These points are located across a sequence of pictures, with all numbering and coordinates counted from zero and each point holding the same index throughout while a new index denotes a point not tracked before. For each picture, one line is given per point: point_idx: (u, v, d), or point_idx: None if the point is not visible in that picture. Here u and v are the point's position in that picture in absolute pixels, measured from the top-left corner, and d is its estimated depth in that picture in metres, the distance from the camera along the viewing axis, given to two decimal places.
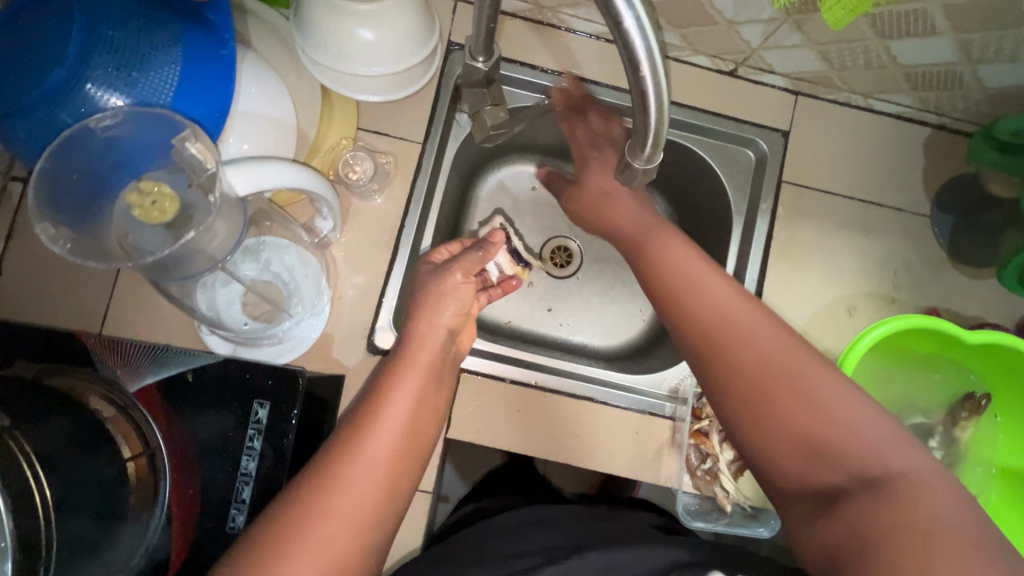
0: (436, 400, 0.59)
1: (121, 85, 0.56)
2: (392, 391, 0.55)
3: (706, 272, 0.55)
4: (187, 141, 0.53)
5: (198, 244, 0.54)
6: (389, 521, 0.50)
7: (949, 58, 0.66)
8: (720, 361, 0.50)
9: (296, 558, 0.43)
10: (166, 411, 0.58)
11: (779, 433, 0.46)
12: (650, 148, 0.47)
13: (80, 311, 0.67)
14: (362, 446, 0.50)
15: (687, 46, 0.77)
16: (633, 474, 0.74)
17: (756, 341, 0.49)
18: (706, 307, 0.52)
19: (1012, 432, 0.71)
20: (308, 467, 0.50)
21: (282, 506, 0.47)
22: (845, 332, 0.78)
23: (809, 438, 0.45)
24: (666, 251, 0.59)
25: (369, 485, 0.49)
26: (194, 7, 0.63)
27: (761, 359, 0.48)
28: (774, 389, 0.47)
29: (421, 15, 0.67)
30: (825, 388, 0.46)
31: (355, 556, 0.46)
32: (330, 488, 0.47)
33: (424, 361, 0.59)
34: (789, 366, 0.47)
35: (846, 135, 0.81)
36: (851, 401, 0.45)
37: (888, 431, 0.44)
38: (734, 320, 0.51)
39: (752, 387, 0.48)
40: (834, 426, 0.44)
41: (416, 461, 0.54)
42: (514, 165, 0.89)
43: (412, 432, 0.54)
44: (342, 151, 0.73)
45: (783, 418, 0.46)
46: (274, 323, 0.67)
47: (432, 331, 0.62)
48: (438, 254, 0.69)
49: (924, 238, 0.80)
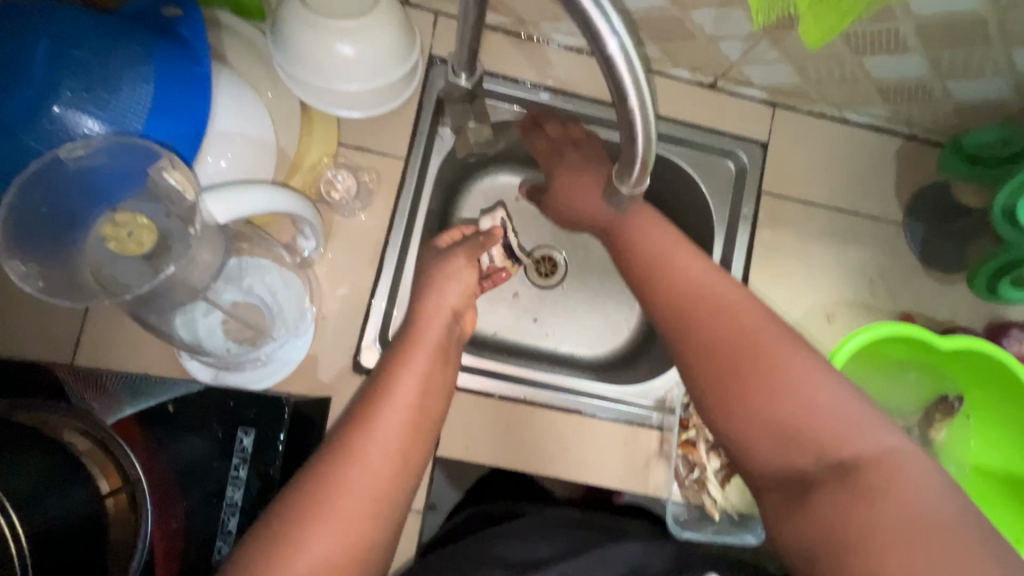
0: (444, 378, 0.60)
1: (94, 109, 0.55)
2: (401, 369, 0.56)
3: (686, 257, 0.58)
4: (164, 170, 0.53)
5: (178, 276, 0.56)
6: (404, 494, 0.51)
7: (920, 74, 0.68)
8: (695, 345, 0.52)
9: (316, 529, 0.46)
10: (146, 442, 0.56)
11: (756, 414, 0.48)
12: (637, 175, 0.47)
13: (52, 339, 0.64)
14: (373, 424, 0.52)
15: (668, 59, 0.77)
16: (622, 485, 0.74)
17: (728, 322, 0.52)
18: (686, 294, 0.55)
19: (985, 434, 0.73)
20: (324, 444, 0.52)
21: (301, 480, 0.49)
22: (825, 339, 0.79)
23: (785, 428, 0.47)
24: (650, 239, 0.60)
25: (382, 459, 0.50)
26: (168, 25, 0.61)
27: (739, 338, 0.51)
28: (745, 373, 0.49)
29: (402, 31, 0.66)
30: (798, 378, 0.48)
31: (371, 526, 0.48)
32: (345, 463, 0.49)
33: (430, 339, 0.60)
34: (761, 346, 0.50)
35: (823, 146, 0.83)
36: (834, 393, 0.47)
37: (861, 416, 0.47)
38: (711, 303, 0.53)
39: (724, 372, 0.50)
40: (810, 408, 0.47)
41: (426, 436, 0.55)
42: (498, 175, 0.88)
43: (422, 408, 0.56)
44: (323, 169, 0.72)
45: (750, 403, 0.48)
46: (257, 346, 0.66)
47: (438, 311, 0.63)
48: (441, 241, 0.70)
49: (898, 245, 0.82)
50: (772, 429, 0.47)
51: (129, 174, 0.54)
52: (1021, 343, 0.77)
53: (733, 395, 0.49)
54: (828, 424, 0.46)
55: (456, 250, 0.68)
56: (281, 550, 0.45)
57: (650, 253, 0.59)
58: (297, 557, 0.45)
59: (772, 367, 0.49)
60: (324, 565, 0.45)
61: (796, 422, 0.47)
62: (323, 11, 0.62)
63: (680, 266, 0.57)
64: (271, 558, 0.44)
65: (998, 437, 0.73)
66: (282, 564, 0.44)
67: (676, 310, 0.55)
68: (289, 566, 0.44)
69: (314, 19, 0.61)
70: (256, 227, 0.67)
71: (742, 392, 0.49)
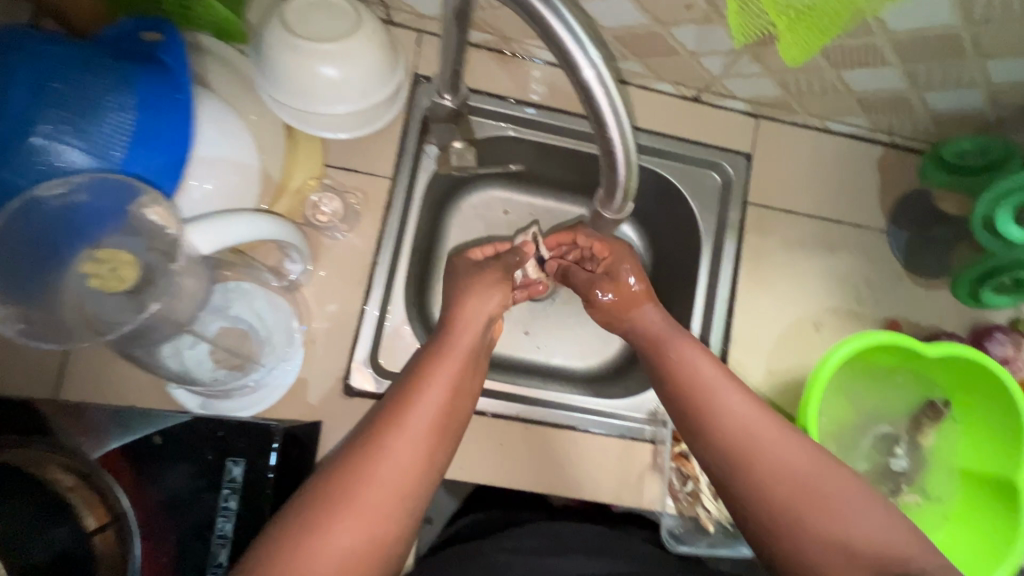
0: (473, 381, 0.59)
1: (74, 140, 0.54)
2: (434, 372, 0.55)
3: (692, 350, 0.62)
4: (146, 207, 0.52)
5: (163, 311, 0.56)
6: (426, 493, 0.51)
7: (898, 86, 0.69)
8: (749, 484, 0.53)
9: (340, 522, 0.46)
10: (134, 476, 0.55)
11: (793, 521, 0.50)
12: (619, 201, 0.50)
13: (37, 371, 0.64)
14: (402, 422, 0.51)
15: (650, 74, 0.78)
16: (617, 499, 0.74)
17: (777, 460, 0.53)
18: (733, 432, 0.55)
19: (974, 441, 0.73)
20: (352, 438, 0.52)
21: (328, 471, 0.49)
22: (814, 347, 0.80)
23: (823, 538, 0.49)
24: (692, 366, 0.60)
25: (410, 458, 0.50)
26: (151, 52, 0.61)
27: (751, 430, 0.55)
28: (800, 513, 0.50)
29: (386, 53, 0.66)
30: (829, 494, 0.51)
31: (393, 522, 0.48)
32: (374, 458, 0.49)
33: (465, 343, 0.60)
34: (813, 484, 0.51)
35: (806, 156, 0.84)
36: (868, 510, 0.50)
37: (889, 522, 0.49)
38: (761, 442, 0.54)
39: (778, 513, 0.51)
40: (846, 526, 0.49)
41: (451, 437, 0.55)
42: (486, 190, 0.87)
43: (452, 410, 0.55)
44: (308, 192, 0.72)
45: (802, 532, 0.50)
46: (244, 373, 0.65)
47: (476, 318, 0.62)
48: (472, 254, 0.72)
49: (882, 252, 0.83)
50: (826, 552, 0.49)
51: (110, 209, 0.53)
52: (1005, 346, 0.78)
53: (785, 528, 0.50)
54: (865, 532, 0.49)
55: (491, 263, 0.69)
56: (305, 538, 0.45)
57: (688, 381, 0.59)
58: (320, 548, 0.45)
59: (823, 505, 0.50)
60: (345, 558, 0.45)
61: (848, 544, 0.48)
62: (305, 34, 0.61)
63: (725, 400, 0.57)
64: (294, 548, 0.44)
65: (985, 445, 0.73)
66: (305, 554, 0.44)
67: (724, 448, 0.55)
68: (311, 556, 0.44)
69: (296, 42, 0.61)
70: (242, 254, 0.67)
71: (802, 531, 0.50)
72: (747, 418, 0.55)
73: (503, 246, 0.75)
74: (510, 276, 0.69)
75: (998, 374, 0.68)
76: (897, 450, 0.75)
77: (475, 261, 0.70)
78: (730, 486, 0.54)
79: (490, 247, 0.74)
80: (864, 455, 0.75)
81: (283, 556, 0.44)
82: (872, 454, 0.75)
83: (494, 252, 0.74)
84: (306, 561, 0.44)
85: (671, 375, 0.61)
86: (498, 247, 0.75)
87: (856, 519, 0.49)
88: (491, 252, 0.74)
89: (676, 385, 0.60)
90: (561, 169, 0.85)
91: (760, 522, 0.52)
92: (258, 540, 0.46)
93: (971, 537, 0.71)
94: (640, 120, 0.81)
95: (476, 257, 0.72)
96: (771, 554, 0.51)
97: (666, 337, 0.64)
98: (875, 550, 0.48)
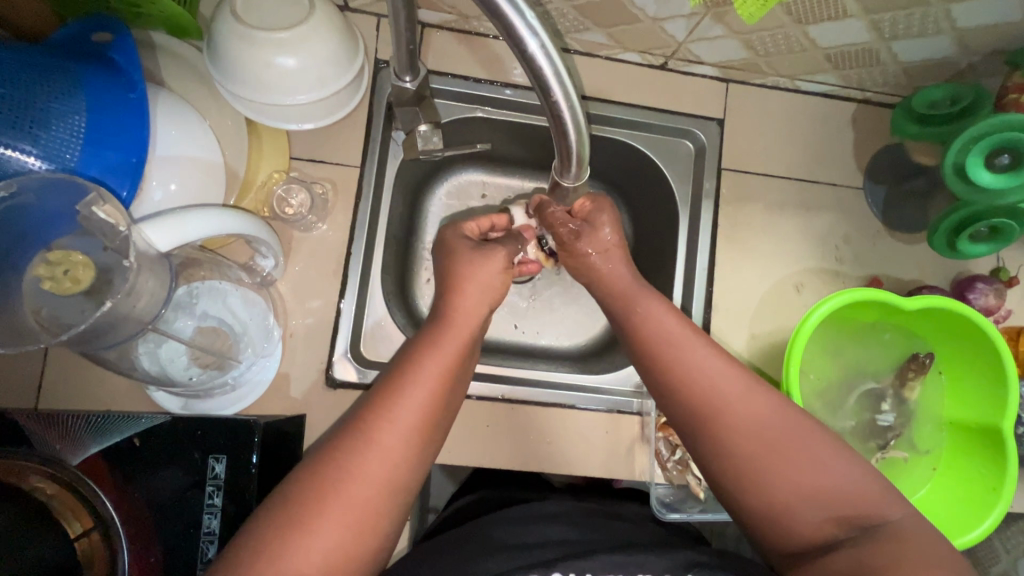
0: (464, 373, 0.59)
1: (26, 146, 0.53)
2: (427, 362, 0.54)
3: (658, 308, 0.61)
4: (93, 205, 0.51)
5: (123, 310, 0.54)
6: (415, 481, 0.51)
7: (863, 38, 0.68)
8: (719, 442, 0.53)
9: (328, 515, 0.46)
10: (116, 479, 0.56)
11: (780, 483, 0.50)
12: (576, 167, 0.50)
13: (17, 383, 0.64)
14: (395, 412, 0.50)
15: (615, 44, 0.77)
16: (607, 472, 0.75)
17: (760, 423, 0.52)
18: (721, 394, 0.54)
19: (954, 393, 0.74)
20: (342, 427, 0.51)
21: (317, 462, 0.48)
22: (795, 309, 0.80)
23: (809, 493, 0.49)
24: (662, 324, 0.60)
25: (401, 450, 0.50)
26: (100, 51, 0.61)
27: (726, 390, 0.54)
28: (777, 471, 0.50)
29: (342, 37, 0.64)
30: (810, 447, 0.51)
31: (381, 513, 0.48)
32: (364, 451, 0.48)
33: (457, 333, 0.59)
34: (794, 440, 0.51)
35: (779, 118, 0.83)
36: (853, 465, 0.50)
37: (868, 472, 0.50)
38: (730, 399, 0.54)
39: (756, 475, 0.51)
40: (831, 479, 0.50)
41: (440, 429, 0.54)
42: (460, 175, 0.87)
43: (444, 402, 0.54)
44: (274, 185, 0.71)
45: (778, 499, 0.50)
46: (223, 371, 0.65)
47: (475, 307, 0.62)
48: (467, 227, 0.70)
49: (861, 210, 0.83)
50: (807, 511, 0.49)
51: (64, 212, 0.53)
52: (987, 296, 0.77)
53: (761, 490, 0.51)
54: (849, 494, 0.49)
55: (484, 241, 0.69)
56: (293, 532, 0.44)
57: (663, 342, 0.58)
58: (310, 539, 0.44)
59: (807, 462, 0.50)
60: (333, 551, 0.45)
61: (830, 500, 0.49)
62: (258, 24, 0.59)
63: (709, 363, 0.56)
64: (282, 540, 0.44)
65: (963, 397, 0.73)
66: (293, 547, 0.44)
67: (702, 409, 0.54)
68: (301, 549, 0.44)
69: (248, 33, 0.59)
70: (210, 252, 0.66)
71: (774, 490, 0.50)
72: (727, 384, 0.54)
73: (499, 222, 0.74)
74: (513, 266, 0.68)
75: (985, 329, 0.67)
76: (883, 406, 0.75)
77: (471, 238, 0.69)
78: (703, 452, 0.54)
79: (485, 220, 0.73)
80: (850, 413, 0.75)
81: (271, 548, 0.44)
82: (857, 411, 0.75)
83: (489, 228, 0.73)
84: (294, 553, 0.44)
85: (645, 340, 0.60)
86: (494, 222, 0.74)
87: (833, 474, 0.50)
88: (487, 227, 0.73)
89: (648, 348, 0.59)
90: (532, 147, 0.84)
91: (736, 484, 0.52)
92: (246, 529, 0.45)
93: (962, 486, 0.71)
94: (609, 93, 0.81)
95: (472, 233, 0.71)
96: (750, 515, 0.52)
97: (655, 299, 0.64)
98: (855, 506, 0.49)
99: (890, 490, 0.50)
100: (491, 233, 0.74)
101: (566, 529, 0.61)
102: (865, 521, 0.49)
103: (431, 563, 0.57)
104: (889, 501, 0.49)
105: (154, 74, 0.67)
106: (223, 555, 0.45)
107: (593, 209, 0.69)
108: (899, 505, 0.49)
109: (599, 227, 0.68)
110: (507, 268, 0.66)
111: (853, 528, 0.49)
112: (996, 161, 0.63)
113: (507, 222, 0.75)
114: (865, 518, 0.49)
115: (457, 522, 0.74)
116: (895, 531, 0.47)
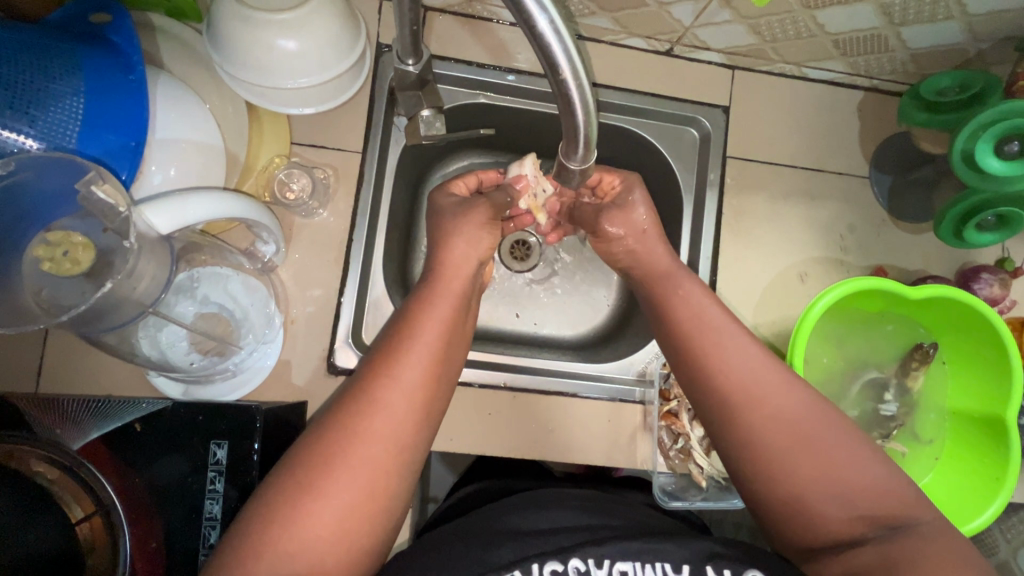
0: (464, 328, 0.59)
1: (24, 127, 0.52)
2: (424, 318, 0.55)
3: (680, 293, 0.61)
4: (93, 184, 0.50)
5: (124, 291, 0.54)
6: (424, 440, 0.52)
7: (873, 23, 0.67)
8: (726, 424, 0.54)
9: (338, 476, 0.46)
10: (117, 464, 0.56)
11: (781, 465, 0.50)
12: (583, 149, 0.49)
13: (17, 366, 0.64)
14: (393, 373, 0.51)
15: (620, 29, 0.76)
16: (609, 460, 0.75)
17: (767, 407, 0.52)
18: (729, 374, 0.54)
19: (958, 380, 0.74)
20: (345, 389, 0.51)
21: (320, 428, 0.49)
22: (799, 297, 0.79)
23: (808, 479, 0.50)
24: (684, 308, 0.60)
25: (403, 408, 0.50)
26: (98, 31, 0.60)
27: (732, 378, 0.54)
28: (779, 452, 0.51)
29: (344, 20, 0.63)
30: (814, 431, 0.51)
31: (392, 473, 0.48)
32: (366, 412, 0.49)
33: (453, 289, 0.59)
34: (797, 428, 0.51)
35: (785, 105, 0.82)
36: (859, 455, 0.50)
37: (871, 461, 0.50)
38: (726, 381, 0.54)
39: (758, 459, 0.52)
40: (832, 465, 0.50)
41: (445, 386, 0.55)
42: (462, 162, 0.86)
43: (445, 357, 0.55)
44: (275, 170, 0.70)
45: (781, 481, 0.51)
46: (224, 357, 0.65)
47: (466, 265, 0.62)
48: (455, 186, 0.70)
49: (866, 199, 0.82)
50: (812, 494, 0.50)
51: (63, 190, 0.52)
52: (991, 286, 0.77)
53: (766, 474, 0.51)
54: (855, 481, 0.49)
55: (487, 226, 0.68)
56: (303, 496, 0.45)
57: (684, 324, 0.59)
58: (319, 502, 0.45)
59: (809, 444, 0.50)
60: (344, 514, 0.46)
61: (833, 486, 0.49)
62: (258, 5, 0.58)
63: (723, 345, 0.56)
64: (290, 505, 0.45)
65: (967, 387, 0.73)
66: (303, 511, 0.45)
67: (710, 390, 0.55)
68: (313, 513, 0.45)
69: (248, 13, 0.58)
70: (210, 236, 0.66)
71: (777, 475, 0.51)
72: (738, 364, 0.55)
73: (486, 178, 0.74)
74: (497, 218, 0.68)
75: (987, 316, 0.67)
76: (886, 396, 0.75)
77: (458, 196, 0.68)
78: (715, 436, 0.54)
79: (472, 178, 0.72)
80: (853, 402, 0.75)
81: (281, 514, 0.45)
82: (860, 400, 0.75)
83: (477, 185, 0.72)
84: (305, 517, 0.45)
85: (671, 317, 0.60)
86: (479, 179, 0.73)
87: (838, 460, 0.50)
88: (474, 185, 0.72)
89: (680, 325, 0.59)
90: (535, 134, 0.83)
91: (741, 463, 0.53)
92: (260, 493, 0.47)
93: (970, 477, 0.70)
94: (613, 80, 0.80)
95: (459, 191, 0.70)
96: (756, 495, 0.52)
97: (664, 281, 0.64)
98: (863, 494, 0.49)
99: (898, 482, 0.50)
100: (478, 191, 0.73)
101: (573, 516, 0.60)
102: (872, 512, 0.49)
103: (435, 551, 0.56)
104: (894, 487, 0.49)
105: (153, 57, 0.66)
106: (238, 522, 0.46)
107: (622, 188, 0.70)
108: (911, 499, 0.49)
109: (620, 209, 0.69)
110: (489, 250, 0.66)
111: (860, 518, 0.49)
112: (1005, 148, 0.62)
113: (494, 179, 0.74)
114: (871, 506, 0.49)
115: (460, 511, 0.74)
116: (899, 530, 0.47)
